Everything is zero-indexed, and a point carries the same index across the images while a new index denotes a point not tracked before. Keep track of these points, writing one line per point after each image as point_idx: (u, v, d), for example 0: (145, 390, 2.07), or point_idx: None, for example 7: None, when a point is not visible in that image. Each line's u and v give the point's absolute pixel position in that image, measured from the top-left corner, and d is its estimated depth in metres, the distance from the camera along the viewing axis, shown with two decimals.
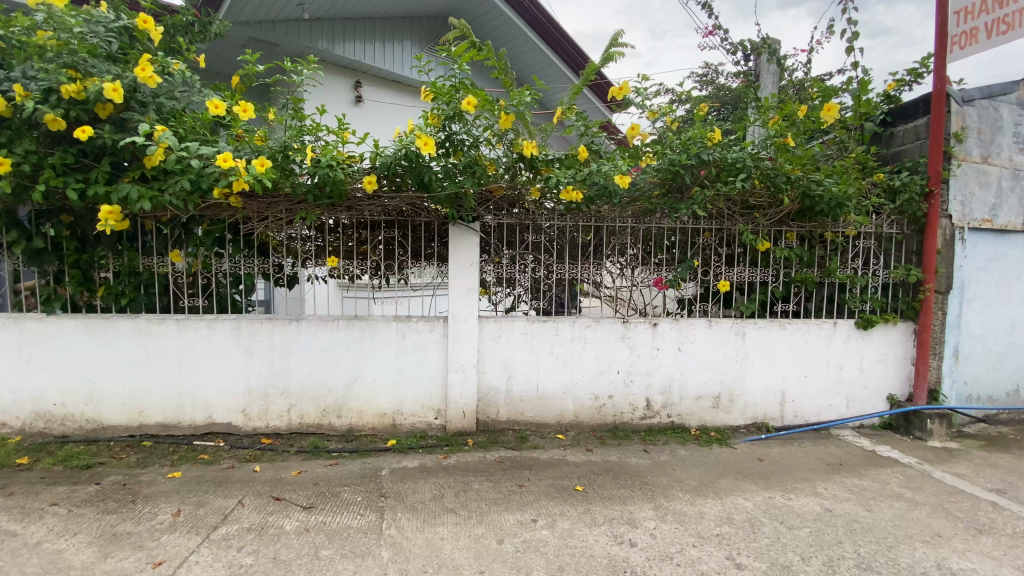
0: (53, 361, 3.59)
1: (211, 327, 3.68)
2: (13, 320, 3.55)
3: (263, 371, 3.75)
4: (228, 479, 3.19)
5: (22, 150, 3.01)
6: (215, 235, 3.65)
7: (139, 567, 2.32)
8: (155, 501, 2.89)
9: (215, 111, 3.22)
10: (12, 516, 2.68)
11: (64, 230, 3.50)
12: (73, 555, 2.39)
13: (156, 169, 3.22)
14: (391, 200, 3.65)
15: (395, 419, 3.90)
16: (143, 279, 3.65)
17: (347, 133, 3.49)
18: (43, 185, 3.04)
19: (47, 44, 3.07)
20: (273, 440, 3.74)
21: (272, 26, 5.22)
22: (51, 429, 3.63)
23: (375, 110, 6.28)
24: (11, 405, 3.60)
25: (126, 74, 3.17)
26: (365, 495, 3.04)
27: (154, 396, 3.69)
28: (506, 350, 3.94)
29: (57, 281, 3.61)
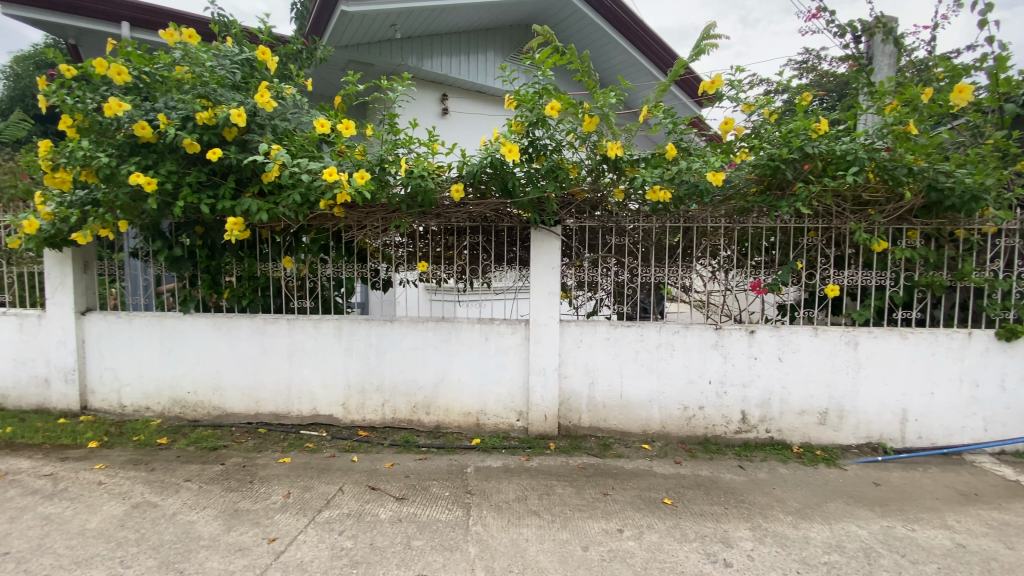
0: (188, 354, 4.11)
1: (316, 326, 4.02)
2: (157, 318, 4.10)
3: (360, 368, 4.02)
4: (330, 467, 3.44)
5: (165, 171, 3.47)
6: (321, 243, 3.98)
7: (256, 541, 2.57)
8: (269, 483, 3.20)
9: (321, 129, 3.56)
10: (155, 489, 3.09)
11: (197, 240, 4.00)
12: (203, 526, 2.70)
13: (272, 185, 3.58)
14: (477, 206, 3.76)
15: (479, 419, 3.99)
16: (260, 283, 4.08)
17: (437, 144, 3.66)
18: (182, 201, 3.49)
19: (184, 77, 3.53)
20: (368, 433, 4.00)
21: (368, 48, 5.60)
22: (185, 414, 4.15)
23: (460, 121, 6.50)
24: (155, 392, 4.16)
25: (247, 101, 3.57)
26: (452, 490, 3.15)
27: (268, 388, 4.09)
28: (589, 355, 3.88)
29: (192, 284, 4.14)
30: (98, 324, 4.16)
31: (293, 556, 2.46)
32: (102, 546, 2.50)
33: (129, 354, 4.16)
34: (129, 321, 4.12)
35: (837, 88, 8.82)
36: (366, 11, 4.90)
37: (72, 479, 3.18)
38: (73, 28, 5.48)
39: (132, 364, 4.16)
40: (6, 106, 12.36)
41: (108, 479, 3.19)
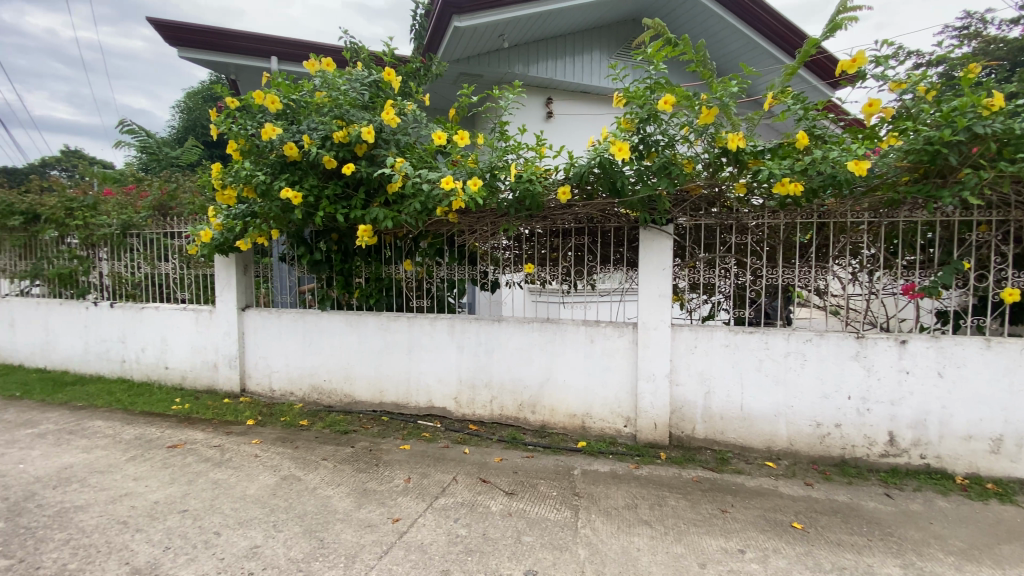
0: (324, 347, 4.62)
1: (432, 324, 4.29)
2: (300, 314, 4.67)
3: (471, 365, 4.21)
4: (444, 457, 3.66)
5: (309, 185, 3.95)
6: (436, 247, 4.25)
7: (382, 520, 2.82)
8: (392, 467, 3.49)
9: (439, 141, 3.80)
10: (300, 464, 3.52)
11: (333, 246, 4.48)
12: (337, 502, 3.02)
13: (396, 195, 3.91)
14: (584, 207, 3.74)
15: (585, 421, 3.96)
16: (385, 284, 4.46)
17: (544, 148, 3.71)
18: (322, 212, 3.94)
19: (323, 102, 3.98)
20: (478, 427, 4.18)
21: (478, 59, 5.85)
22: (321, 400, 4.66)
23: (564, 123, 6.52)
24: (297, 379, 4.73)
25: (375, 119, 3.93)
26: (560, 491, 3.17)
27: (390, 379, 4.45)
28: (704, 362, 3.68)
29: (328, 284, 4.66)
30: (254, 318, 4.83)
31: (415, 537, 2.65)
32: (259, 510, 2.90)
33: (277, 346, 4.77)
34: (278, 316, 4.73)
35: (1010, 57, 7.45)
36: (477, 24, 5.12)
37: (235, 451, 3.72)
38: (235, 65, 6.44)
39: (280, 354, 4.77)
40: (183, 135, 14.79)
41: (262, 453, 3.69)
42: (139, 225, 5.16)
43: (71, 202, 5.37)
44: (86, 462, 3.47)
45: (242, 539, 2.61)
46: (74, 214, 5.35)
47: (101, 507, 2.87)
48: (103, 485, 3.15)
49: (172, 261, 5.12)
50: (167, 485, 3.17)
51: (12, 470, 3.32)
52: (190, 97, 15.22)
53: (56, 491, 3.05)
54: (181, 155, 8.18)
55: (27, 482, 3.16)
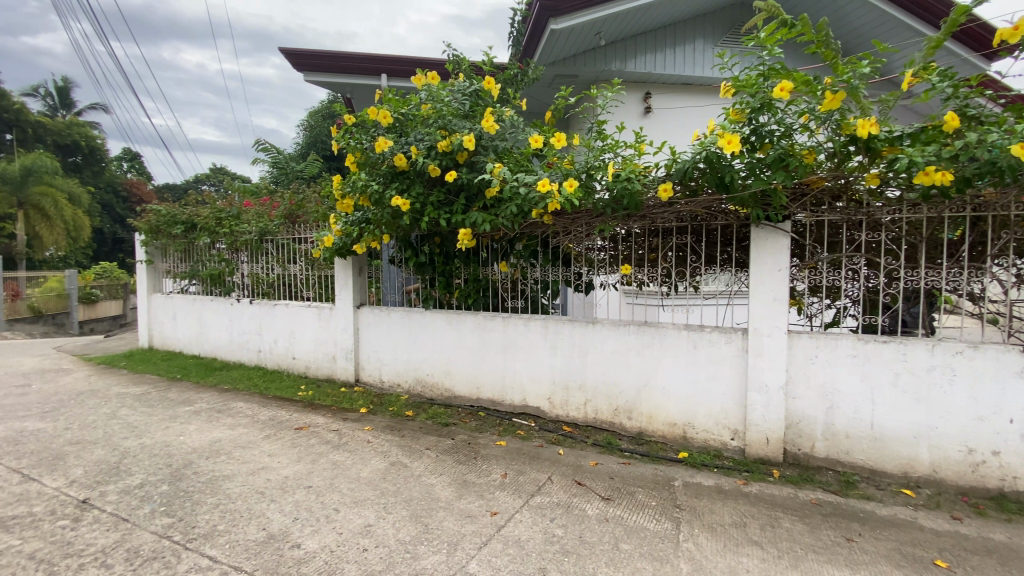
0: (427, 344, 4.89)
1: (527, 324, 4.35)
2: (406, 313, 5.00)
3: (566, 367, 4.20)
4: (540, 456, 3.70)
5: (415, 193, 4.22)
6: (531, 248, 4.32)
7: (482, 512, 2.92)
8: (489, 461, 3.61)
9: (535, 144, 3.87)
10: (406, 452, 3.76)
11: (436, 249, 4.75)
12: (440, 490, 3.18)
13: (493, 199, 4.03)
14: (687, 205, 3.57)
15: (687, 431, 3.78)
16: (483, 284, 4.62)
17: (644, 145, 3.60)
18: (427, 217, 4.19)
19: (428, 114, 4.23)
20: (572, 429, 4.17)
21: (573, 60, 5.85)
22: (424, 393, 4.94)
23: (664, 117, 6.29)
24: (403, 372, 5.07)
25: (476, 127, 4.09)
26: (660, 501, 3.06)
27: (487, 377, 4.59)
28: (827, 374, 3.33)
29: (430, 285, 4.94)
30: (367, 316, 5.26)
31: (512, 532, 2.71)
32: (371, 492, 3.15)
33: (387, 341, 5.14)
34: (387, 314, 5.11)
35: None
36: (573, 25, 5.12)
37: (351, 436, 4.08)
38: (351, 86, 7.09)
39: (389, 349, 5.14)
40: (306, 150, 16.48)
41: (374, 439, 4.01)
42: (273, 232, 5.87)
43: (221, 213, 6.26)
44: (231, 437, 4.00)
45: (358, 517, 2.85)
46: (222, 223, 6.23)
47: (242, 478, 3.29)
48: (244, 458, 3.61)
49: (299, 263, 5.75)
50: (294, 463, 3.56)
51: (176, 440, 3.93)
52: (312, 116, 16.93)
53: (209, 461, 3.56)
54: (304, 169, 9.19)
55: (187, 452, 3.72)
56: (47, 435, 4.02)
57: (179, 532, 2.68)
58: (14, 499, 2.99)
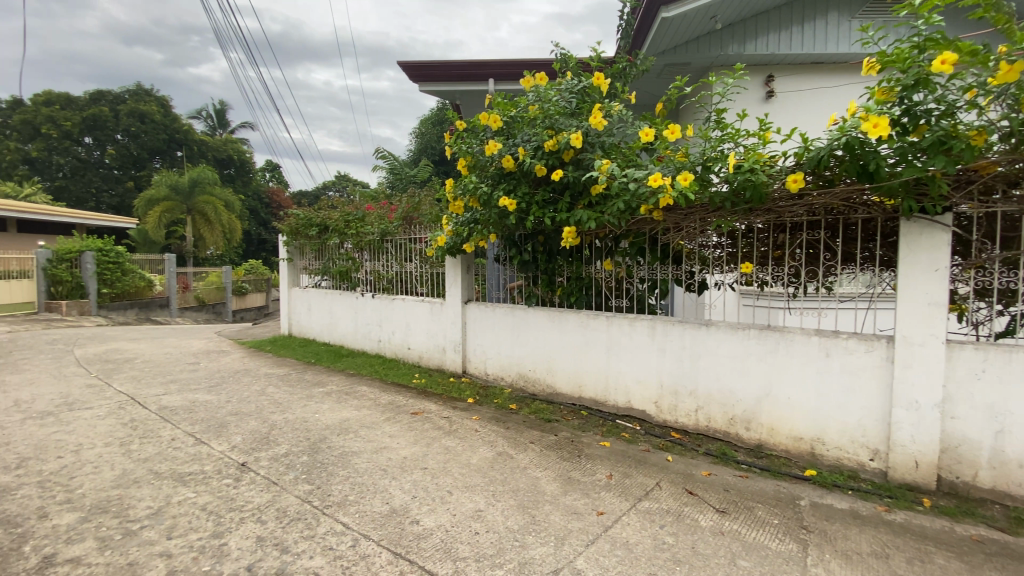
0: (531, 340, 4.97)
1: (633, 324, 4.25)
2: (510, 309, 5.13)
3: (675, 370, 4.04)
4: (646, 461, 3.60)
5: (521, 193, 4.30)
6: (638, 245, 4.20)
7: (588, 510, 2.92)
8: (594, 461, 3.58)
9: (646, 138, 3.77)
10: (512, 444, 3.87)
11: (539, 247, 4.80)
12: (545, 484, 3.23)
13: (599, 196, 3.99)
14: (820, 197, 3.25)
15: (814, 447, 3.44)
16: (585, 282, 4.58)
17: (770, 132, 3.33)
18: (533, 216, 4.25)
19: (535, 114, 4.30)
20: (681, 435, 4.00)
21: (686, 47, 5.59)
22: (527, 388, 5.04)
23: (790, 101, 5.75)
24: (506, 367, 5.22)
25: (583, 124, 4.08)
26: (783, 520, 2.82)
27: (590, 376, 4.56)
28: (997, 392, 2.84)
29: (533, 282, 5.02)
30: (474, 311, 5.48)
31: (620, 534, 2.67)
32: (480, 478, 3.29)
33: (492, 336, 5.32)
34: (492, 310, 5.29)
35: None
36: (686, 11, 4.92)
37: (460, 424, 4.29)
38: (462, 92, 7.42)
39: (493, 343, 5.32)
40: (417, 156, 17.56)
41: (481, 429, 4.17)
42: (392, 233, 6.36)
43: (349, 216, 6.89)
44: (357, 418, 4.42)
45: (469, 502, 2.99)
46: (350, 225, 6.84)
47: (368, 455, 3.61)
48: (368, 438, 3.96)
49: (415, 261, 6.18)
50: (411, 445, 3.83)
51: (312, 417, 4.43)
52: (422, 123, 17.98)
53: (339, 438, 3.96)
54: (417, 173, 9.84)
55: (321, 428, 4.17)
56: (214, 406, 4.74)
57: (318, 498, 3.01)
58: (193, 457, 3.57)
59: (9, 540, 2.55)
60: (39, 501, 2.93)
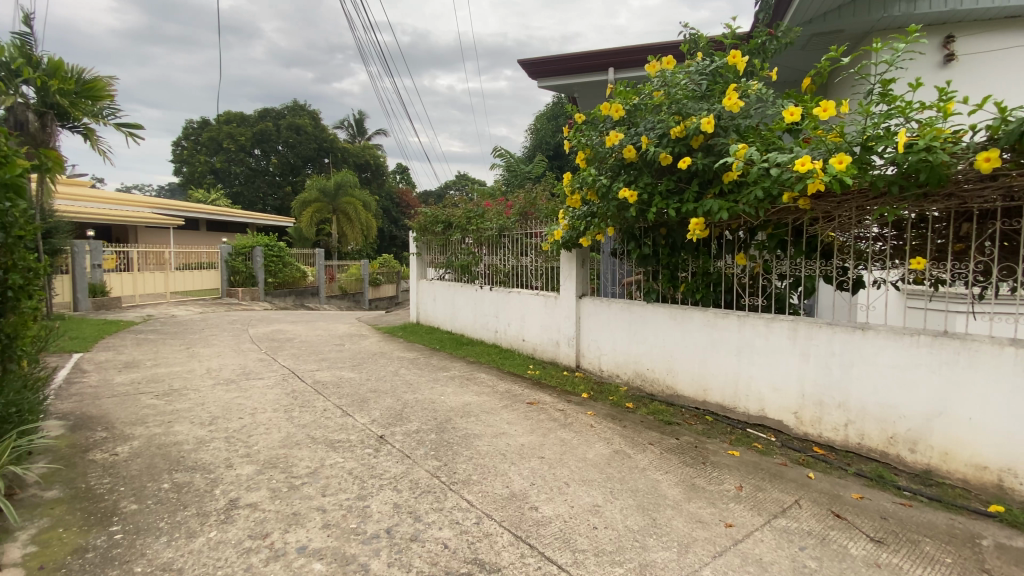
0: (649, 338, 4.79)
1: (769, 325, 3.89)
2: (627, 305, 4.99)
3: (819, 378, 3.62)
4: (782, 476, 3.27)
5: (644, 183, 4.14)
6: (778, 238, 3.83)
7: (714, 520, 2.74)
8: (721, 470, 3.36)
9: (791, 118, 3.39)
10: (630, 443, 3.78)
11: (661, 240, 4.55)
12: (666, 487, 3.11)
13: (732, 183, 3.73)
14: (1022, 178, 2.69)
15: (1003, 480, 2.89)
16: (714, 278, 4.29)
17: (952, 103, 2.81)
18: (656, 207, 4.08)
19: (660, 101, 4.11)
20: (825, 451, 3.58)
21: (838, 14, 5.00)
22: (644, 387, 4.87)
23: (981, 62, 4.78)
24: (623, 365, 5.08)
25: (714, 107, 3.81)
26: (960, 560, 2.39)
27: (716, 379, 4.27)
28: None
29: (653, 277, 4.79)
30: (589, 306, 5.43)
31: (751, 550, 2.48)
32: (598, 474, 3.26)
33: (607, 332, 5.22)
34: (609, 305, 5.19)
35: None
36: None
37: (576, 417, 4.30)
38: (579, 84, 7.37)
39: (609, 339, 5.21)
40: (533, 151, 17.73)
41: (597, 425, 4.14)
42: (510, 228, 6.54)
43: (470, 212, 7.22)
44: (478, 403, 4.65)
45: (586, 495, 2.99)
46: (471, 221, 7.17)
47: (488, 439, 3.79)
48: (488, 422, 4.15)
49: (531, 255, 6.30)
50: (528, 433, 3.93)
51: (438, 399, 4.76)
52: (538, 118, 18.14)
53: (462, 420, 4.20)
54: (532, 169, 10.09)
55: (447, 409, 4.47)
56: (356, 383, 5.32)
57: (445, 474, 3.23)
58: (340, 426, 4.05)
59: (207, 482, 3.12)
60: (227, 453, 3.54)
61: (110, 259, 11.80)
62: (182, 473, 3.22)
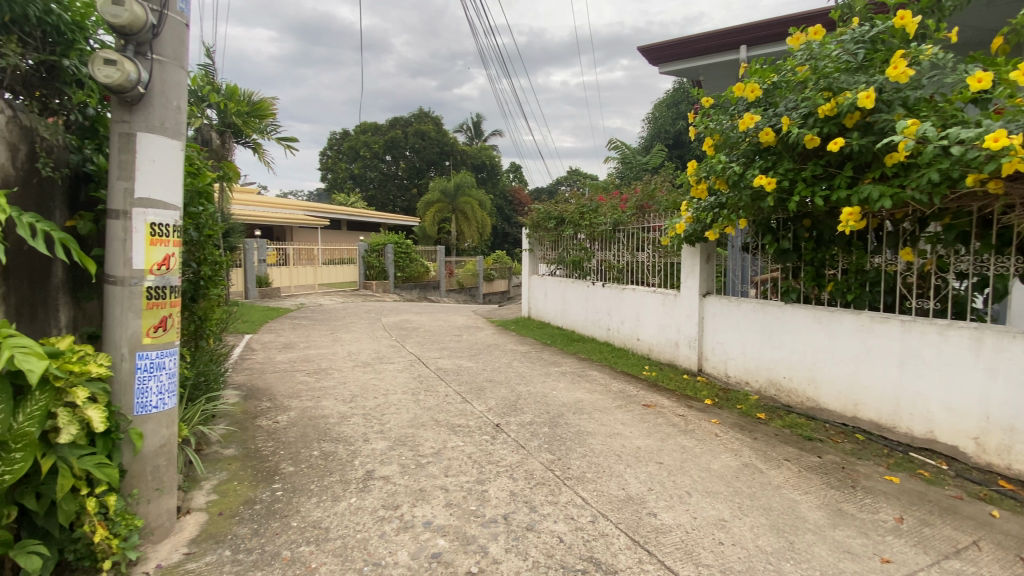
0: (785, 342, 4.33)
1: (942, 333, 3.29)
2: (761, 305, 4.54)
3: (1011, 399, 2.98)
4: (957, 511, 2.77)
5: (784, 169, 3.74)
6: (959, 229, 3.23)
7: (866, 553, 2.40)
8: (874, 497, 2.92)
9: (978, 85, 2.80)
10: (762, 457, 3.44)
11: (804, 233, 4.11)
12: (807, 510, 2.78)
13: (897, 166, 3.22)
14: None
15: None
16: (870, 277, 3.74)
17: None
18: (798, 195, 3.66)
19: (806, 76, 3.66)
20: (1017, 488, 2.95)
21: None
22: (779, 397, 4.41)
23: None
24: (754, 371, 4.64)
25: (874, 79, 3.31)
26: None
27: (871, 392, 3.72)
28: None
29: (794, 275, 4.31)
30: (714, 306, 5.06)
31: None
32: (724, 486, 3.03)
33: (736, 334, 4.81)
34: (738, 305, 4.78)
35: None
36: None
37: (697, 424, 4.04)
38: (705, 66, 6.89)
39: (738, 342, 4.80)
40: (649, 142, 16.94)
41: (722, 434, 3.84)
42: (625, 222, 6.33)
43: (583, 207, 7.12)
44: (590, 400, 4.59)
45: (710, 508, 2.78)
46: (584, 217, 7.08)
47: (602, 438, 3.72)
48: (602, 421, 4.07)
49: (648, 250, 6.06)
50: (645, 436, 3.78)
51: (551, 393, 4.79)
52: (656, 106, 17.37)
53: (575, 416, 4.18)
54: (650, 160, 9.71)
55: (559, 404, 4.47)
56: (472, 372, 5.57)
57: (559, 469, 3.24)
58: (459, 412, 4.27)
59: (348, 453, 3.49)
60: (364, 428, 3.94)
61: (271, 255, 13.76)
62: (328, 443, 3.65)
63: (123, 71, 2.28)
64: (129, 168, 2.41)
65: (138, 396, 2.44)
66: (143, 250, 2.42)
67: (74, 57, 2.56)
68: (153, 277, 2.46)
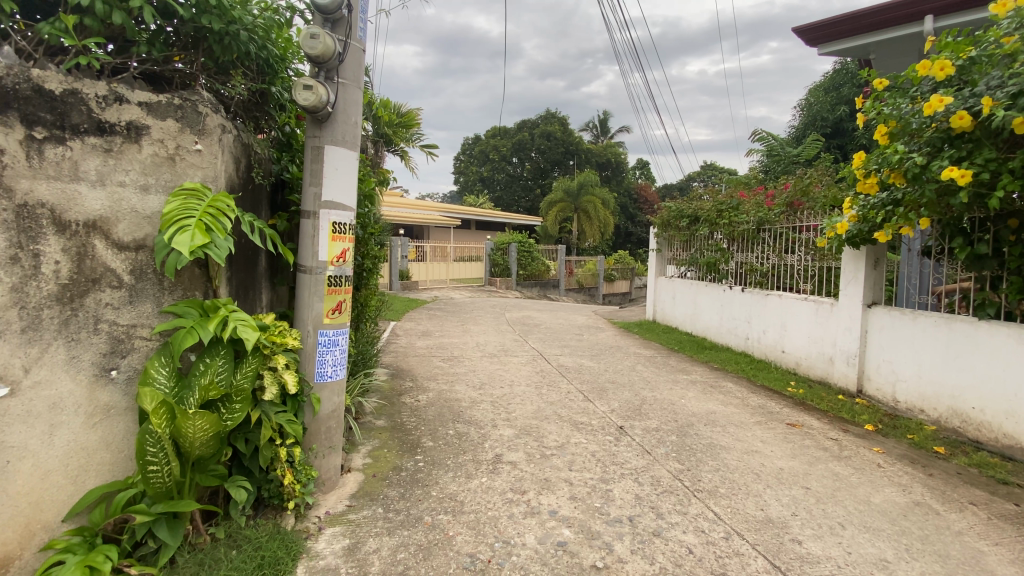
0: (977, 366, 3.62)
1: None
2: (944, 321, 3.84)
3: None
4: None
5: (983, 159, 3.15)
6: None
7: None
8: None
9: None
10: (936, 496, 2.95)
11: (1010, 235, 3.42)
12: (996, 564, 2.33)
13: None
14: None
15: None
16: None
17: None
18: (1002, 189, 3.05)
19: (1017, 48, 3.04)
20: None
21: None
22: (964, 429, 3.71)
23: None
24: (932, 397, 3.95)
25: None
26: None
27: None
28: None
29: (992, 286, 3.61)
30: (880, 318, 4.41)
31: None
32: (885, 523, 2.66)
33: (909, 352, 4.14)
34: (913, 319, 4.10)
35: None
36: None
37: (854, 451, 3.58)
38: (878, 43, 6.01)
39: (911, 362, 4.13)
40: (800, 132, 15.14)
41: (886, 465, 3.35)
42: (772, 221, 5.82)
43: (721, 205, 6.72)
44: (724, 413, 4.32)
45: (869, 545, 2.47)
46: (723, 215, 6.64)
47: (738, 454, 3.48)
48: (737, 436, 3.81)
49: (799, 253, 5.50)
50: (788, 457, 3.45)
51: (679, 401, 4.60)
52: (810, 91, 15.51)
53: (707, 428, 3.97)
54: (802, 152, 8.76)
55: (688, 414, 4.28)
56: (594, 371, 5.58)
57: (689, 480, 3.11)
58: (583, 410, 4.32)
59: (479, 435, 3.75)
60: (492, 414, 4.18)
61: (412, 251, 15.11)
62: (462, 425, 3.95)
63: (317, 94, 2.71)
64: (319, 175, 2.86)
65: (318, 365, 2.90)
66: (326, 245, 2.87)
67: (278, 84, 3.13)
68: (333, 268, 2.91)
